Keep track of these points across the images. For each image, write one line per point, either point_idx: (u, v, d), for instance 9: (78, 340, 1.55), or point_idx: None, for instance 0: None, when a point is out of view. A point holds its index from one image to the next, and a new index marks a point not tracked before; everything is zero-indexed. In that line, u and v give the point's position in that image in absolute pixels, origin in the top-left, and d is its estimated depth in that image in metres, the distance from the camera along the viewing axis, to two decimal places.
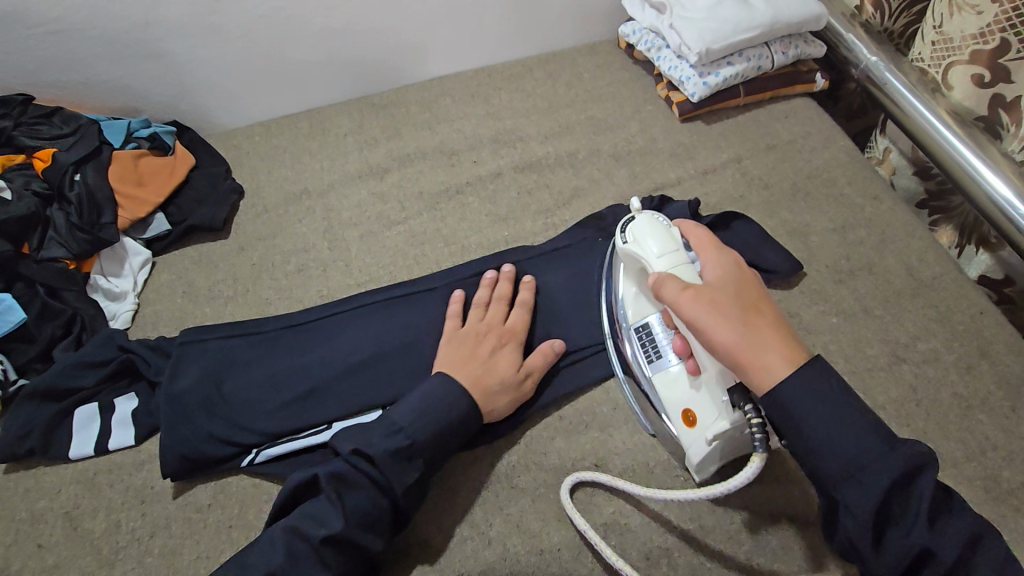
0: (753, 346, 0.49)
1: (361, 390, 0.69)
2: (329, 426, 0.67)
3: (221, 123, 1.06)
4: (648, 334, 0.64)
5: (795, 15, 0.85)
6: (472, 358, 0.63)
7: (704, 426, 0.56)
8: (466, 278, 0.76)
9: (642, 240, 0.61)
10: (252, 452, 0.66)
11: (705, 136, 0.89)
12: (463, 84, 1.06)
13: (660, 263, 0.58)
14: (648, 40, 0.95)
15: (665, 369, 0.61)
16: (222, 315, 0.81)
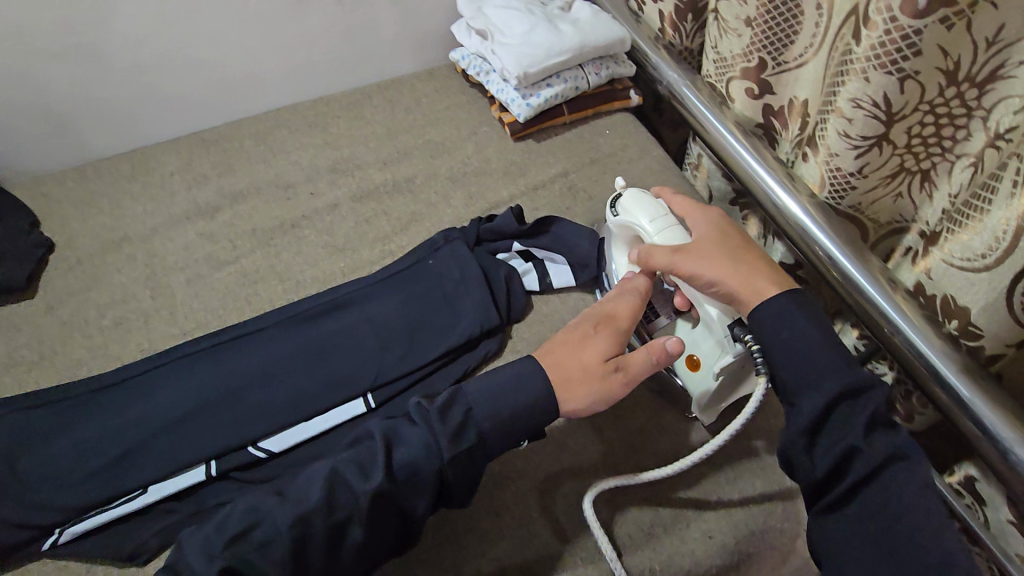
0: (754, 285, 0.61)
1: (183, 446, 0.65)
2: (145, 490, 0.62)
3: (26, 171, 0.96)
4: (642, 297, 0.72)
5: (601, 38, 0.91)
6: (581, 345, 0.62)
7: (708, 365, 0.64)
8: (297, 315, 0.74)
9: (634, 210, 0.69)
10: (55, 532, 0.60)
11: (535, 154, 0.94)
12: (300, 114, 1.04)
13: (652, 225, 0.67)
14: (476, 65, 0.99)
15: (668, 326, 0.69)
16: (24, 383, 0.73)
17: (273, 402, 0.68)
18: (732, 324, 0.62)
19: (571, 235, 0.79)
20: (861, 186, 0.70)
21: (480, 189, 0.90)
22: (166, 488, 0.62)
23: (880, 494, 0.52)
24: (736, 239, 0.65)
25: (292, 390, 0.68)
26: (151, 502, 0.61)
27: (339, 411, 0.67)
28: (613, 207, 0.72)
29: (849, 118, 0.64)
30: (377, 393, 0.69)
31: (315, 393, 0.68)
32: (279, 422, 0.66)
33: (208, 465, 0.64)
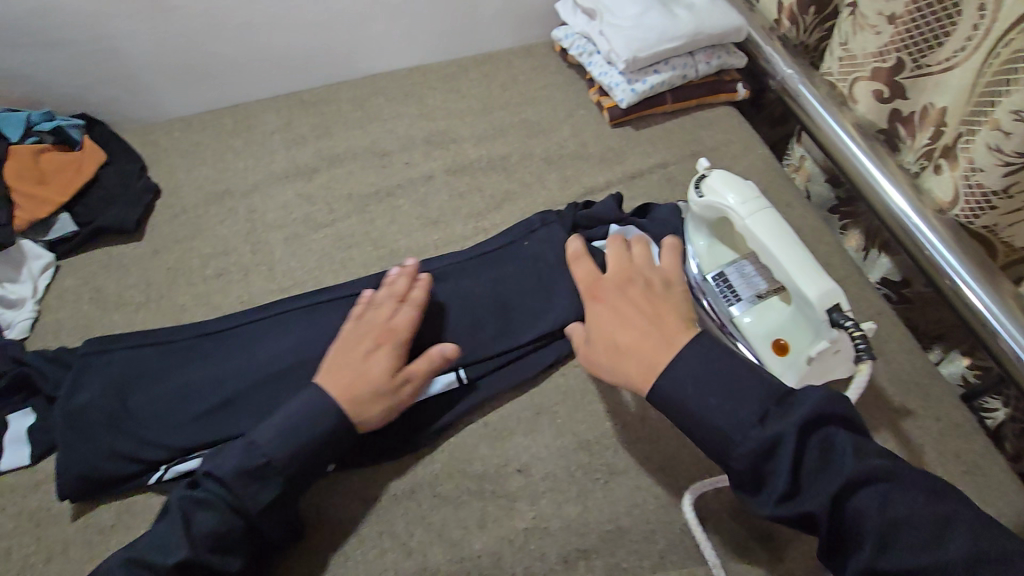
0: (657, 330, 0.53)
1: (280, 400, 0.67)
2: (244, 438, 0.65)
3: (137, 118, 1.00)
4: (723, 280, 0.66)
5: (717, 26, 0.87)
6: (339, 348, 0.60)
7: (799, 350, 0.58)
8: None
9: (722, 190, 0.64)
10: (161, 468, 0.63)
11: (634, 142, 0.91)
12: (397, 83, 1.04)
13: (743, 208, 0.62)
14: (580, 45, 0.96)
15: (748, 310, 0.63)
16: (133, 322, 0.77)
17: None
18: (829, 309, 0.54)
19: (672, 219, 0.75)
20: (1001, 207, 0.65)
21: (576, 174, 0.88)
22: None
23: (826, 479, 0.46)
24: (626, 282, 0.58)
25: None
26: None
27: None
28: (697, 188, 0.67)
29: (1007, 132, 0.60)
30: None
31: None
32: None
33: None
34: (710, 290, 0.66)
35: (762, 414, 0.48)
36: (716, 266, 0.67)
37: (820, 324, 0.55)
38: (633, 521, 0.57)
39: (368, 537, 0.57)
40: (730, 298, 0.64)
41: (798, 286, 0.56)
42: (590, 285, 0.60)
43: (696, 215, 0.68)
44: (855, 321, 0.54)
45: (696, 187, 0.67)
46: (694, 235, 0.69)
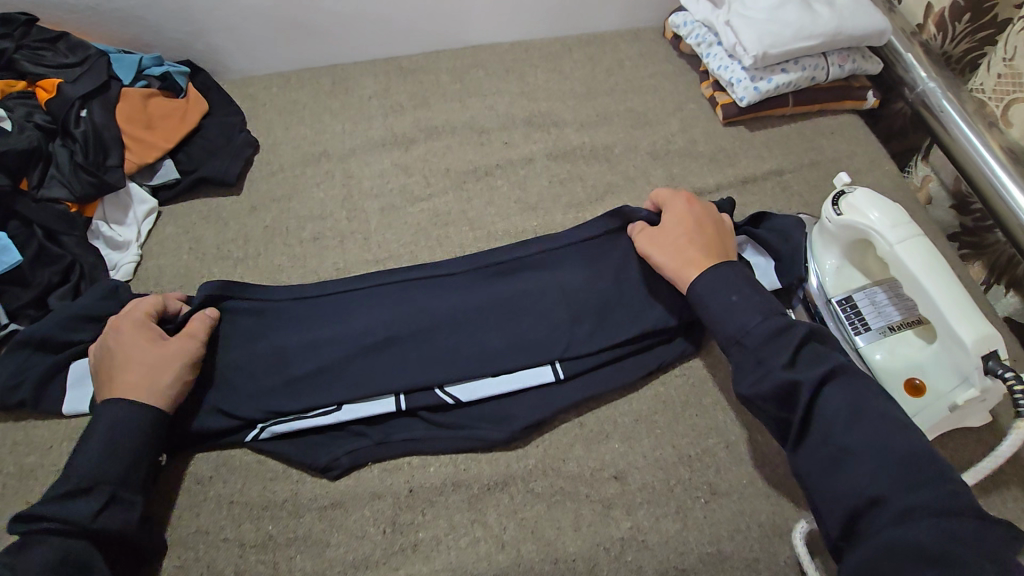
0: (704, 246, 0.62)
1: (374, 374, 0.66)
2: (339, 408, 0.64)
3: (237, 69, 0.99)
4: (851, 307, 0.62)
5: (859, 27, 0.81)
6: (131, 345, 0.61)
7: (940, 392, 0.55)
8: (487, 265, 0.72)
9: (867, 210, 0.60)
10: (257, 427, 0.64)
11: (747, 144, 0.86)
12: (498, 57, 1.00)
13: (891, 233, 0.58)
14: (699, 34, 0.90)
15: (879, 341, 0.60)
16: (231, 277, 0.77)
17: (461, 351, 0.67)
18: (986, 356, 0.52)
19: (790, 230, 0.69)
20: None
21: (683, 172, 0.84)
22: (356, 411, 0.64)
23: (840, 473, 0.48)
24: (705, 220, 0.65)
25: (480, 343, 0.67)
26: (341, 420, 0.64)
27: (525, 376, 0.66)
28: (835, 204, 0.63)
29: None
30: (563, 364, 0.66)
31: (502, 352, 0.67)
32: (466, 374, 0.66)
33: (397, 397, 0.65)
34: (837, 316, 0.63)
35: (789, 362, 0.52)
36: (843, 290, 0.63)
37: (970, 370, 0.53)
38: (734, 547, 0.57)
39: (461, 524, 0.59)
40: (856, 326, 0.61)
41: (954, 328, 0.53)
42: (674, 200, 0.68)
43: (828, 233, 0.64)
44: (1015, 372, 0.51)
45: (833, 204, 0.63)
46: (820, 254, 0.66)
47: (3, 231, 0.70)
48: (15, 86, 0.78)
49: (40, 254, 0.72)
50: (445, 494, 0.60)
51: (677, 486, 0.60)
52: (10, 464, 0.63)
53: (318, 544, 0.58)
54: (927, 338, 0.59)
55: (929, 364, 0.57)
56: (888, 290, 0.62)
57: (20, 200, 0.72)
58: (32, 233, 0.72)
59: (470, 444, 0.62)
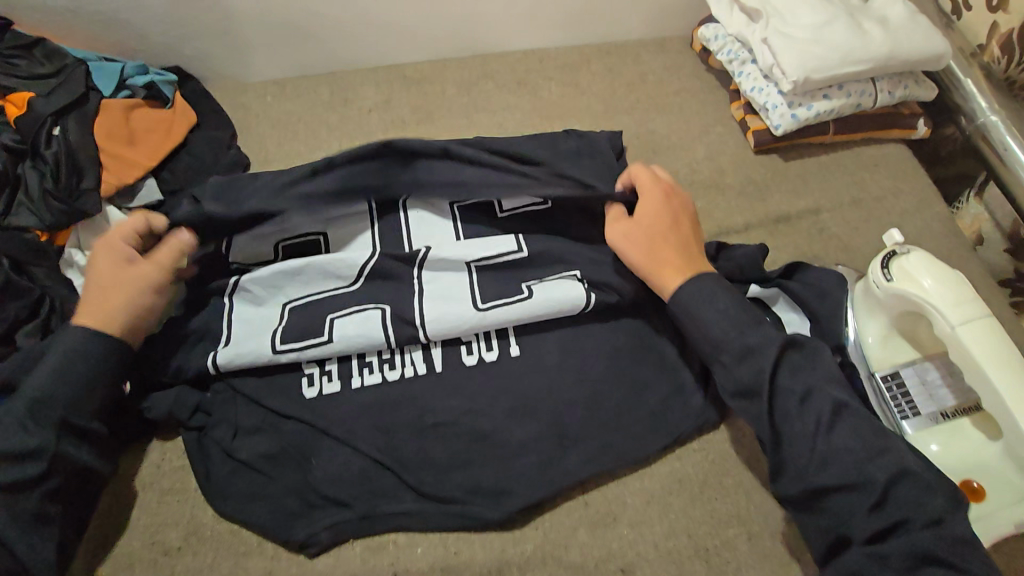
0: (682, 249, 0.60)
1: (360, 432, 0.61)
2: (329, 339, 0.63)
3: (229, 76, 0.93)
4: (898, 385, 0.55)
5: (915, 52, 0.72)
6: (99, 264, 0.61)
7: (1000, 500, 0.49)
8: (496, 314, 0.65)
9: (923, 280, 0.53)
10: (245, 356, 0.63)
11: (781, 175, 0.78)
12: (509, 67, 0.92)
13: (952, 312, 0.50)
14: (731, 50, 0.81)
15: (931, 429, 0.53)
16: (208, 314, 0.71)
17: (452, 409, 0.62)
18: None
19: (829, 285, 0.62)
20: None
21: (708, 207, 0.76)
22: (346, 341, 0.63)
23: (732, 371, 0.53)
24: (665, 221, 0.61)
25: (477, 400, 0.62)
26: (334, 348, 0.63)
27: (524, 438, 0.60)
28: (886, 268, 0.55)
29: None
30: (539, 287, 0.66)
31: (501, 409, 0.62)
32: (454, 304, 0.65)
33: (384, 334, 0.63)
34: (881, 395, 0.55)
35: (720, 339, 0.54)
36: (889, 366, 0.56)
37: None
38: None
39: None
40: (902, 410, 0.54)
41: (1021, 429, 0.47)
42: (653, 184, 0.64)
43: (876, 300, 0.57)
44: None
45: (882, 266, 0.56)
46: (861, 320, 0.58)
47: None
48: None
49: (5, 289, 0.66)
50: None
51: None
52: None
53: None
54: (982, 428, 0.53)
55: (984, 460, 0.51)
56: (940, 367, 0.55)
57: None
58: None
59: (464, 525, 0.57)
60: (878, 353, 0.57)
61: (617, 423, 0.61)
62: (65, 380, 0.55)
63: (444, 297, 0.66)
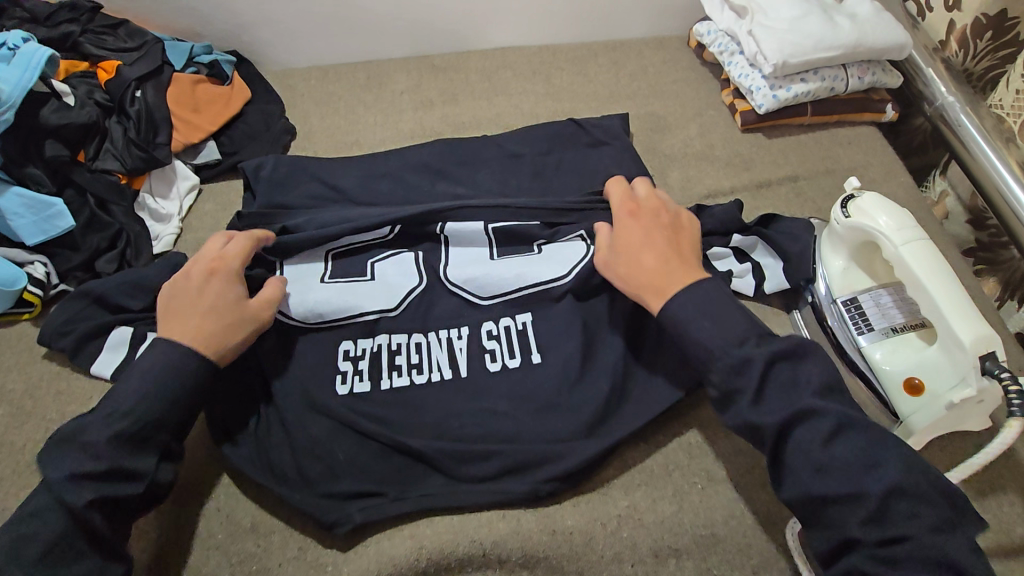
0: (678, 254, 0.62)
1: (395, 350, 0.71)
2: (373, 279, 0.76)
3: (279, 62, 1.06)
4: (856, 307, 0.64)
5: (880, 41, 0.82)
6: (223, 306, 0.63)
7: (938, 390, 0.57)
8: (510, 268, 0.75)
9: (874, 214, 0.62)
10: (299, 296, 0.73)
11: (764, 150, 0.88)
12: (525, 59, 1.05)
13: (898, 238, 0.60)
14: (721, 43, 0.92)
15: (883, 340, 0.62)
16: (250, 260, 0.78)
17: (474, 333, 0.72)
18: (983, 356, 0.54)
19: (797, 232, 0.72)
20: None
21: (699, 175, 0.86)
22: (386, 280, 0.76)
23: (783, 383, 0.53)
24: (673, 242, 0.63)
25: (495, 323, 0.73)
26: (377, 284, 0.75)
27: (532, 355, 0.70)
28: (844, 208, 0.65)
29: None
30: (548, 247, 0.78)
31: (516, 331, 0.72)
32: (473, 258, 0.77)
33: (418, 276, 0.76)
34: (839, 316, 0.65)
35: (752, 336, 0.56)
36: (849, 293, 0.65)
37: (968, 370, 0.55)
38: (727, 531, 0.61)
39: (466, 492, 0.62)
40: (859, 328, 0.63)
41: (952, 326, 0.55)
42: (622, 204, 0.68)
43: (837, 237, 0.66)
44: (1010, 372, 0.53)
45: (842, 207, 0.65)
46: (826, 255, 0.68)
47: (59, 197, 0.76)
48: (78, 65, 0.84)
49: (92, 222, 0.78)
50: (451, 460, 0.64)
51: (675, 471, 0.64)
52: (53, 412, 0.69)
53: (331, 502, 0.62)
54: (928, 342, 0.60)
55: (926, 363, 0.58)
56: (894, 292, 0.64)
57: (77, 170, 0.77)
58: (86, 201, 0.78)
59: (482, 421, 0.66)
60: (840, 282, 0.66)
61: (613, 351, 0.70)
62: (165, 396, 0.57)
63: (465, 254, 0.78)
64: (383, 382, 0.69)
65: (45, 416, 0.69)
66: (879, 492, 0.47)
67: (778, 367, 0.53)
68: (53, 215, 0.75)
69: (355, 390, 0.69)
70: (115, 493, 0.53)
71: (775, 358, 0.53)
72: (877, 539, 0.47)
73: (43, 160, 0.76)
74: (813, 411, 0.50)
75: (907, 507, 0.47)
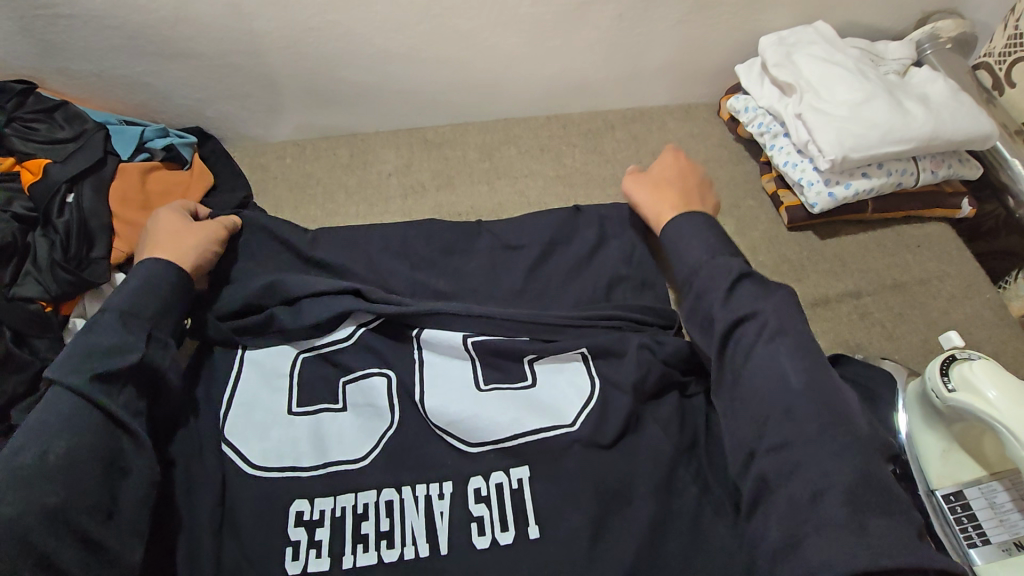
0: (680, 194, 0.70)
1: (362, 515, 0.54)
2: (343, 408, 0.59)
3: (250, 137, 0.92)
4: (963, 507, 0.50)
5: (959, 132, 0.69)
6: (181, 236, 0.65)
7: None
8: (507, 407, 0.59)
9: (989, 392, 0.48)
10: (246, 449, 0.56)
11: (817, 254, 0.74)
12: (532, 133, 0.91)
13: None
14: (762, 123, 0.79)
15: (1004, 558, 0.47)
16: None
17: (460, 495, 0.55)
18: None
19: (874, 383, 0.57)
20: None
21: None
22: (355, 409, 0.59)
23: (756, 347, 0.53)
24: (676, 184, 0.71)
25: (483, 478, 0.56)
26: (337, 422, 0.58)
27: (529, 527, 0.54)
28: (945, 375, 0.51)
29: None
30: (540, 367, 0.62)
31: (510, 491, 0.55)
32: (458, 389, 0.60)
33: (387, 405, 0.59)
34: (941, 517, 0.50)
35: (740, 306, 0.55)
36: (952, 484, 0.51)
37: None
38: None
39: None
40: (970, 537, 0.49)
41: None
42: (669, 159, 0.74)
43: (932, 408, 0.53)
44: None
45: (941, 371, 0.52)
46: (921, 430, 0.54)
47: None
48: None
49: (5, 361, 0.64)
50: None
51: None
52: None
53: None
54: None
55: None
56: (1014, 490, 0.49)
57: None
58: None
59: None
60: (940, 469, 0.52)
61: (642, 530, 0.53)
62: (150, 294, 0.58)
63: (456, 381, 0.61)
64: (344, 564, 0.52)
65: None
66: (795, 396, 0.50)
67: (746, 284, 0.57)
68: None
69: (310, 569, 0.52)
70: (109, 367, 0.52)
71: (742, 275, 0.57)
72: (783, 449, 0.49)
73: None
74: (754, 317, 0.54)
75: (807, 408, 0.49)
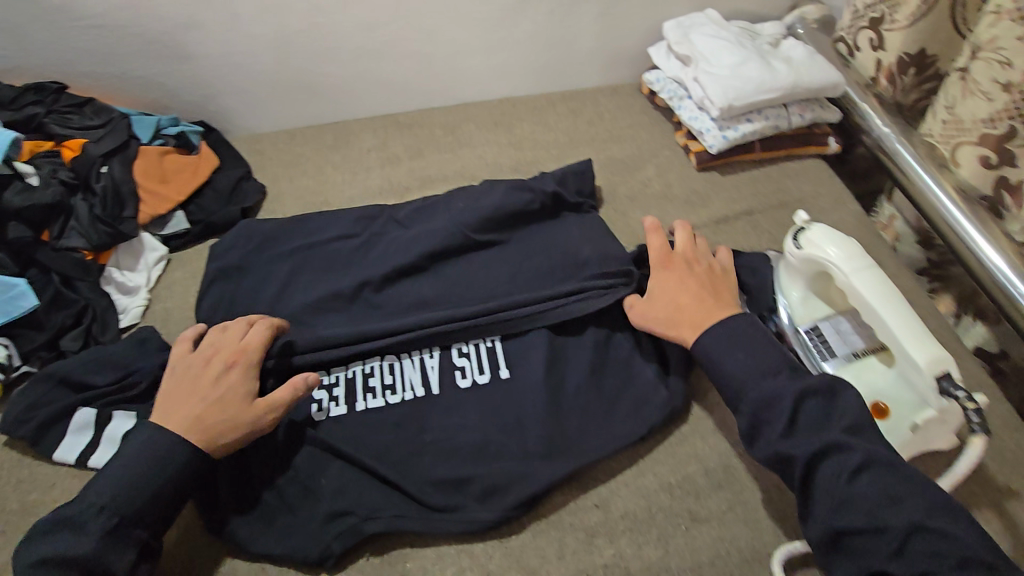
0: (703, 291, 0.67)
1: (369, 373, 0.72)
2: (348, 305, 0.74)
3: (246, 128, 1.08)
4: (818, 336, 0.66)
5: (814, 82, 0.89)
6: (229, 403, 0.62)
7: (905, 414, 0.59)
8: (479, 295, 0.78)
9: (823, 244, 0.65)
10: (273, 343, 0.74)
11: (719, 186, 0.92)
12: (488, 112, 1.09)
13: (847, 266, 0.63)
14: (670, 89, 0.98)
15: (846, 364, 0.64)
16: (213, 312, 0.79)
17: (446, 356, 0.73)
18: (942, 377, 0.56)
19: (756, 262, 0.74)
20: None
21: (661, 213, 0.89)
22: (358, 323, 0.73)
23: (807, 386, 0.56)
24: (694, 281, 0.67)
25: (466, 342, 0.74)
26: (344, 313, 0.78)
27: (500, 370, 0.71)
28: (796, 240, 0.68)
29: None
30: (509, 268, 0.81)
31: (485, 348, 0.73)
32: (444, 284, 0.80)
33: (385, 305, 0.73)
34: (805, 346, 0.66)
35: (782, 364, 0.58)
36: (810, 321, 0.67)
37: (928, 392, 0.57)
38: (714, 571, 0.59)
39: (447, 554, 0.61)
40: (823, 355, 0.65)
41: (909, 352, 0.57)
42: (660, 256, 0.71)
43: (791, 267, 0.70)
44: (967, 392, 0.55)
45: (793, 240, 0.68)
46: (787, 287, 0.70)
47: (22, 277, 0.76)
48: (43, 145, 0.86)
49: (56, 299, 0.77)
50: (418, 506, 0.63)
51: (659, 513, 0.63)
52: (13, 502, 0.67)
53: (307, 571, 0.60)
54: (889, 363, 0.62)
55: (889, 387, 0.61)
56: (851, 319, 0.66)
57: (40, 249, 0.78)
58: (50, 279, 0.78)
59: (455, 436, 0.67)
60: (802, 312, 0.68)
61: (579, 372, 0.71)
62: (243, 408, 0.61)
63: (439, 278, 0.80)
64: (359, 405, 0.70)
65: (5, 508, 0.66)
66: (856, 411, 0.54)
67: (809, 404, 0.56)
68: (15, 295, 0.74)
69: (333, 414, 0.69)
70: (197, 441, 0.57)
71: (805, 395, 0.56)
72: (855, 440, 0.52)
73: (7, 242, 0.76)
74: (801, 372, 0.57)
75: (930, 545, 0.47)
